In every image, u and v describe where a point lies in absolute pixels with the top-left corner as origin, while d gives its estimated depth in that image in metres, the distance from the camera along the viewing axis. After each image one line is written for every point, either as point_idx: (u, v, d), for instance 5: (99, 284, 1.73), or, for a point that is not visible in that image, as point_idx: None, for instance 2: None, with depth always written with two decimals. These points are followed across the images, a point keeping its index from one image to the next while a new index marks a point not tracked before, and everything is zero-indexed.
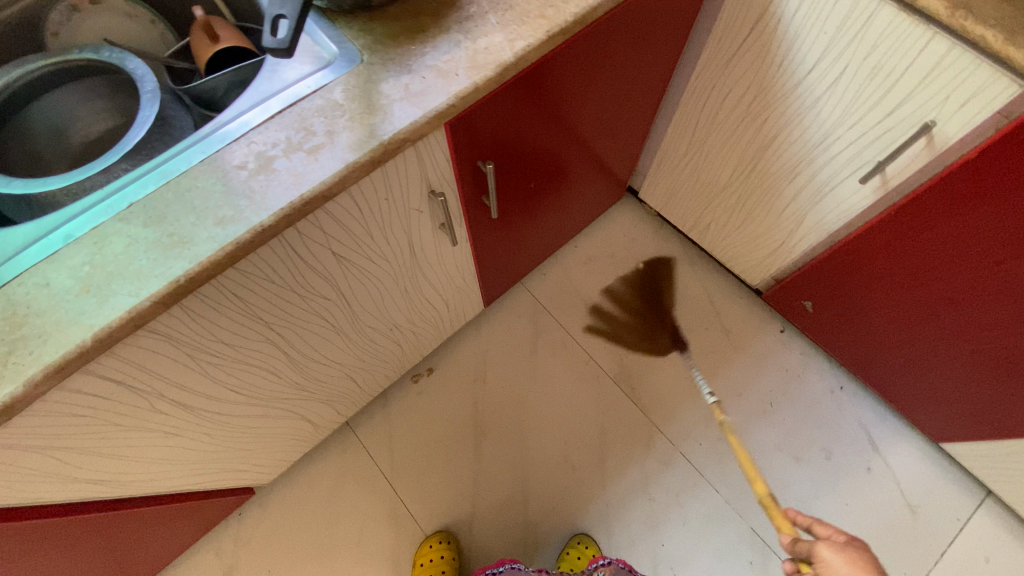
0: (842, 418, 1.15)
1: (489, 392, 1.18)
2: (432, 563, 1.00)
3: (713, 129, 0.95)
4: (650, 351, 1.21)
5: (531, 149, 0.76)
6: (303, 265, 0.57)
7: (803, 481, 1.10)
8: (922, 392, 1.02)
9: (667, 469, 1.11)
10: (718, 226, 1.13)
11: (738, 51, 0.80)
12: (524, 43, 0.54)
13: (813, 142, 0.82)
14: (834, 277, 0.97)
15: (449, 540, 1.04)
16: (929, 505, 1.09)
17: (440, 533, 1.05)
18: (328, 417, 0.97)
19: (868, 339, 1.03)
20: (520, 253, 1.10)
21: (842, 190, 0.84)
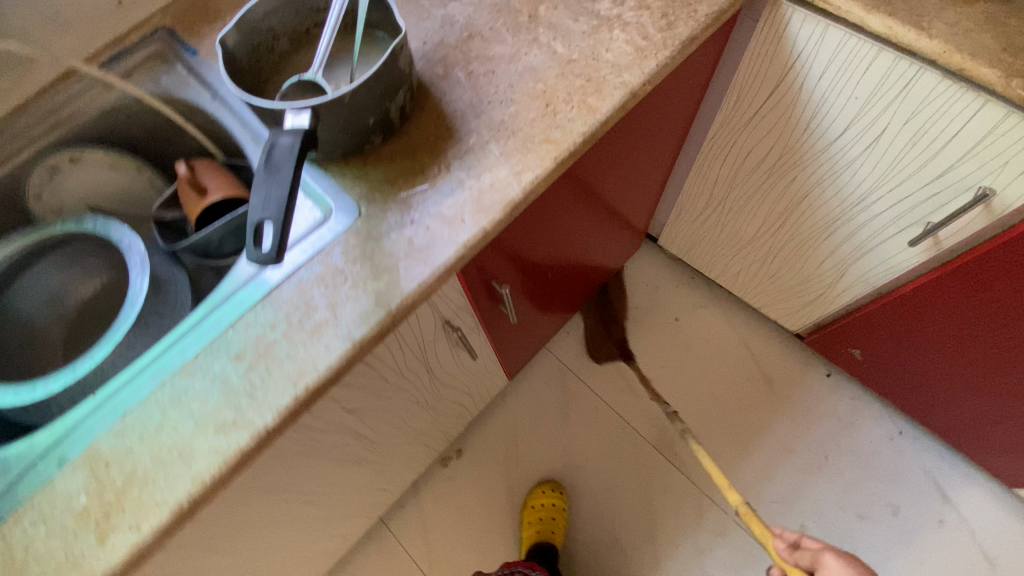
0: (904, 466, 1.07)
1: (524, 470, 1.13)
2: (545, 508, 1.05)
3: (734, 186, 0.89)
4: (687, 410, 1.15)
5: (547, 246, 0.71)
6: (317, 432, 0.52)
7: (871, 541, 1.03)
8: (992, 441, 0.94)
9: (721, 540, 1.05)
10: (748, 275, 1.07)
11: (757, 114, 0.74)
12: (532, 174, 0.50)
13: (850, 201, 0.75)
14: (884, 328, 0.90)
15: (560, 489, 1.09)
16: (1012, 557, 1.00)
17: (550, 482, 1.10)
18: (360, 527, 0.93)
19: (926, 387, 0.95)
20: (541, 325, 1.05)
21: (886, 248, 0.77)
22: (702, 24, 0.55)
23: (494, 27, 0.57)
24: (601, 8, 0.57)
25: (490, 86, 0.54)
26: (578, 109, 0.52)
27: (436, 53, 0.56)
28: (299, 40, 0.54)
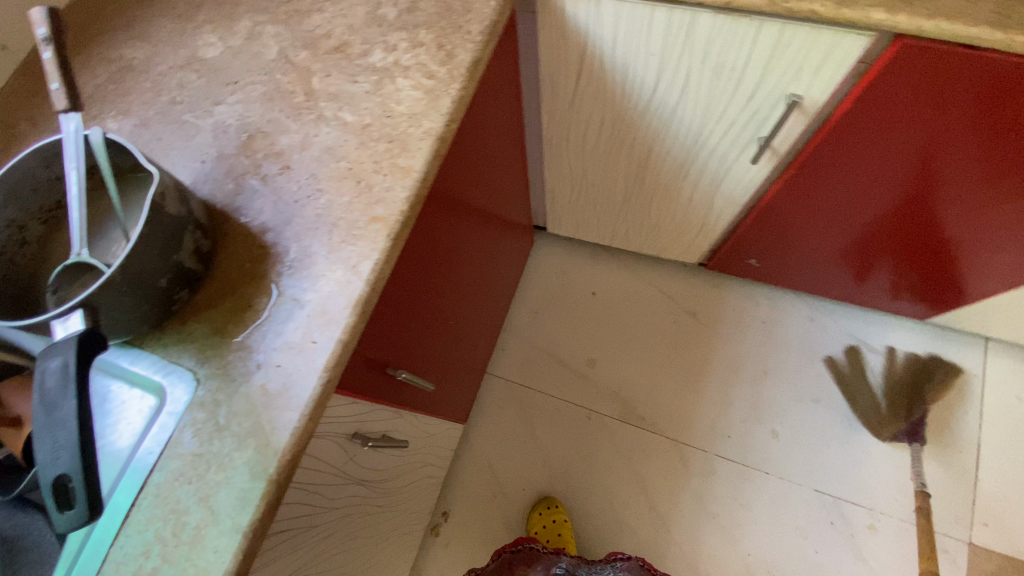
0: (834, 341, 1.13)
1: (514, 500, 1.12)
2: (548, 527, 1.03)
3: (587, 161, 0.90)
4: (635, 372, 1.17)
5: (432, 300, 0.67)
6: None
7: (833, 418, 1.09)
8: (891, 291, 1.02)
9: (713, 478, 1.07)
10: (635, 230, 1.10)
11: (576, 92, 0.74)
12: (371, 262, 0.45)
13: (689, 141, 0.78)
14: (764, 233, 0.96)
15: (554, 502, 1.07)
16: (947, 379, 1.09)
17: (544, 499, 1.08)
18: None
19: (821, 268, 1.02)
20: (470, 360, 1.02)
21: (735, 171, 0.81)
22: (481, 43, 0.53)
23: (271, 118, 0.52)
24: (375, 60, 0.53)
25: (290, 183, 0.49)
26: (391, 174, 0.48)
27: (219, 168, 0.51)
28: (53, 216, 0.47)
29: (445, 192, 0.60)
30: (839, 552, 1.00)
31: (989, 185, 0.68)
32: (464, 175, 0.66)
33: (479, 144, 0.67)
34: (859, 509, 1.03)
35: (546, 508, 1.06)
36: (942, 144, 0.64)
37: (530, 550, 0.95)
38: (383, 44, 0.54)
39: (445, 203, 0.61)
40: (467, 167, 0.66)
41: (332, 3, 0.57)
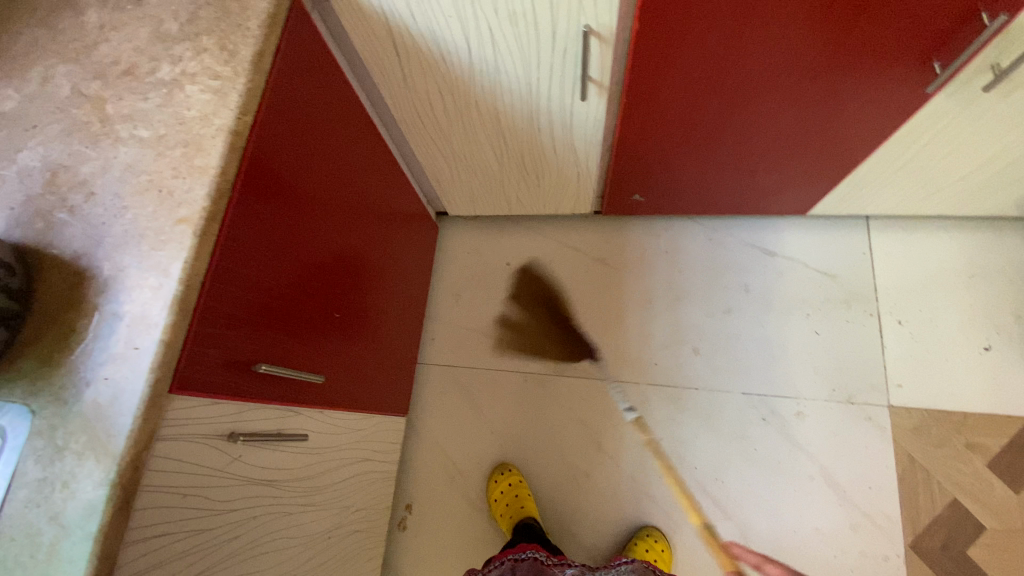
0: (734, 252, 1.19)
1: (471, 477, 1.13)
2: (506, 492, 1.06)
3: (448, 133, 0.93)
4: (561, 327, 1.21)
5: (304, 297, 0.68)
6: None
7: (747, 323, 1.14)
8: (767, 195, 1.08)
9: (649, 406, 1.12)
10: (524, 193, 1.13)
11: (403, 68, 0.76)
12: (181, 263, 0.47)
13: (525, 93, 0.81)
14: (633, 164, 1.00)
15: (510, 468, 1.10)
16: (839, 263, 1.15)
17: (500, 466, 1.11)
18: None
19: (698, 188, 1.07)
20: (391, 353, 1.04)
21: (578, 112, 0.84)
22: (259, 37, 0.55)
23: (71, 151, 0.53)
24: (163, 74, 0.55)
25: (96, 208, 0.50)
26: (189, 177, 0.50)
27: (27, 208, 0.51)
28: None
29: (284, 185, 0.61)
30: (776, 446, 1.06)
31: (800, 70, 0.73)
32: (310, 168, 0.68)
33: (318, 135, 0.69)
34: (786, 400, 1.08)
35: (503, 475, 1.09)
36: (742, 38, 0.68)
37: (535, 561, 0.90)
38: (169, 58, 0.56)
39: (290, 196, 0.63)
40: (311, 158, 0.67)
41: (113, 29, 0.58)
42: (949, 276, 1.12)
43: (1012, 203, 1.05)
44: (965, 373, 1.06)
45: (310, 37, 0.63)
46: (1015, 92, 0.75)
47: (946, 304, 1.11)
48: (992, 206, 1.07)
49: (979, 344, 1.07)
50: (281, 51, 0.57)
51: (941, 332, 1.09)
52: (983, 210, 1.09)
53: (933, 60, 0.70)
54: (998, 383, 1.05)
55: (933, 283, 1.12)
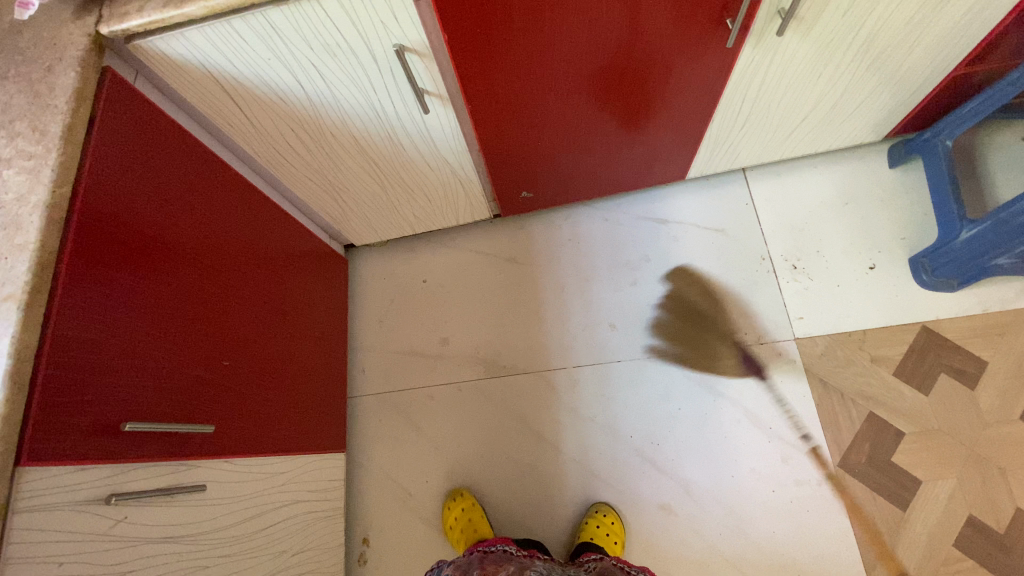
0: (630, 228, 1.25)
1: (422, 497, 1.14)
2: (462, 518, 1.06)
3: (320, 169, 0.96)
4: (484, 332, 1.23)
5: (180, 351, 0.69)
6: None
7: (653, 290, 1.21)
8: (643, 165, 1.14)
9: (578, 387, 1.16)
10: (418, 212, 1.16)
11: (247, 115, 0.79)
12: (9, 336, 0.49)
13: (374, 117, 0.84)
14: (507, 163, 1.04)
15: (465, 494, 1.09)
16: (726, 217, 1.23)
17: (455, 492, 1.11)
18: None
19: (578, 171, 1.13)
20: (314, 392, 1.04)
21: (432, 125, 0.88)
22: (68, 112, 0.57)
23: None
24: None
25: None
26: (10, 255, 0.52)
27: None
28: None
29: (135, 246, 0.63)
30: (700, 398, 1.11)
31: (612, 45, 0.79)
32: (168, 226, 0.70)
33: (171, 193, 0.71)
34: (702, 353, 1.14)
35: (460, 500, 1.08)
36: (545, 28, 0.73)
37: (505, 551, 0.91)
38: None
39: (145, 256, 0.65)
40: (166, 216, 0.70)
41: None
42: (827, 207, 1.20)
43: (862, 130, 1.14)
44: (859, 292, 1.13)
45: (138, 103, 0.66)
46: (810, 32, 0.83)
47: (830, 234, 1.18)
48: (847, 136, 1.15)
49: (865, 263, 1.14)
50: (97, 123, 0.60)
51: (830, 259, 1.16)
52: (842, 142, 1.18)
53: (724, 18, 0.76)
54: (889, 296, 1.11)
55: (814, 218, 1.20)
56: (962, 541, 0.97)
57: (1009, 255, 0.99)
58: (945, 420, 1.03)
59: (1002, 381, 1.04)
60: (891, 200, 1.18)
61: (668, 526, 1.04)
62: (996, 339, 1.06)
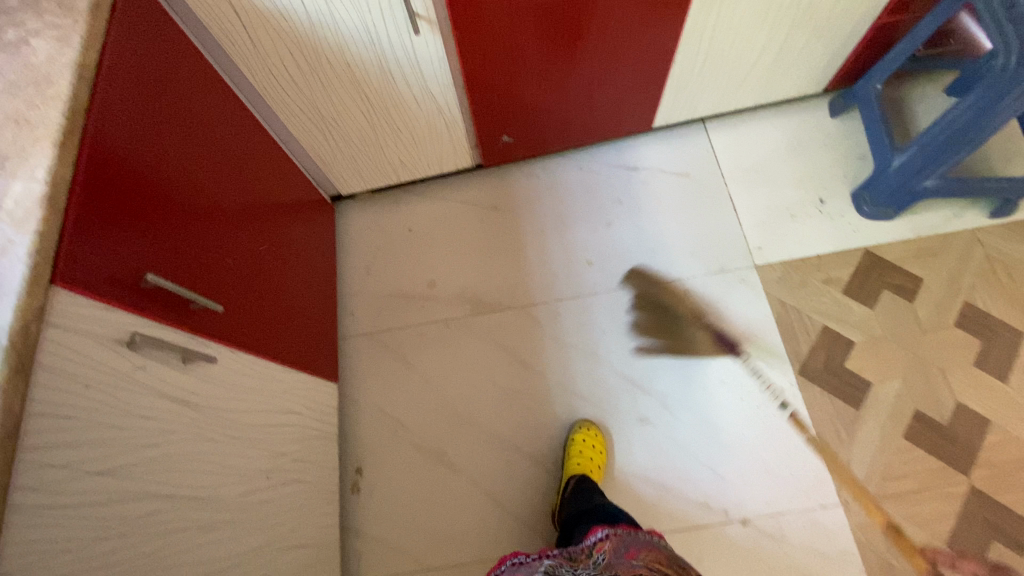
0: (603, 174, 1.35)
1: (412, 427, 1.17)
2: None
3: (312, 99, 1.01)
4: (469, 273, 1.29)
5: (186, 238, 0.73)
6: (66, 510, 0.50)
7: (626, 229, 1.30)
8: (613, 111, 1.24)
9: (560, 318, 1.23)
10: (403, 155, 1.22)
11: (248, 32, 0.85)
12: (45, 167, 0.53)
13: (366, 41, 0.91)
14: (490, 101, 1.12)
15: None
16: (690, 163, 1.34)
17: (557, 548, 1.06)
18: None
19: (554, 116, 1.21)
20: (305, 318, 1.08)
21: (422, 53, 0.95)
22: None
23: None
24: (7, 34, 0.60)
25: None
26: (44, 104, 0.55)
27: None
28: None
29: (147, 130, 0.68)
30: (671, 321, 1.20)
31: None
32: (175, 122, 0.74)
33: (177, 93, 0.76)
34: (673, 282, 1.23)
35: None
36: None
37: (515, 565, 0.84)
38: (12, 22, 0.61)
39: (155, 140, 0.69)
40: (173, 112, 0.74)
41: None
42: (779, 151, 1.32)
43: (806, 80, 1.27)
44: (810, 223, 1.24)
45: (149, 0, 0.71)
46: None
47: (783, 174, 1.30)
48: (794, 85, 1.28)
49: (814, 198, 1.26)
50: (117, 6, 0.65)
51: (784, 196, 1.28)
52: (788, 93, 1.31)
53: None
54: (837, 225, 1.23)
55: (768, 161, 1.32)
56: (911, 434, 1.06)
57: (934, 177, 1.11)
58: (890, 329, 1.14)
59: (936, 294, 1.16)
60: (834, 144, 1.31)
61: (647, 437, 1.11)
62: (929, 258, 1.19)
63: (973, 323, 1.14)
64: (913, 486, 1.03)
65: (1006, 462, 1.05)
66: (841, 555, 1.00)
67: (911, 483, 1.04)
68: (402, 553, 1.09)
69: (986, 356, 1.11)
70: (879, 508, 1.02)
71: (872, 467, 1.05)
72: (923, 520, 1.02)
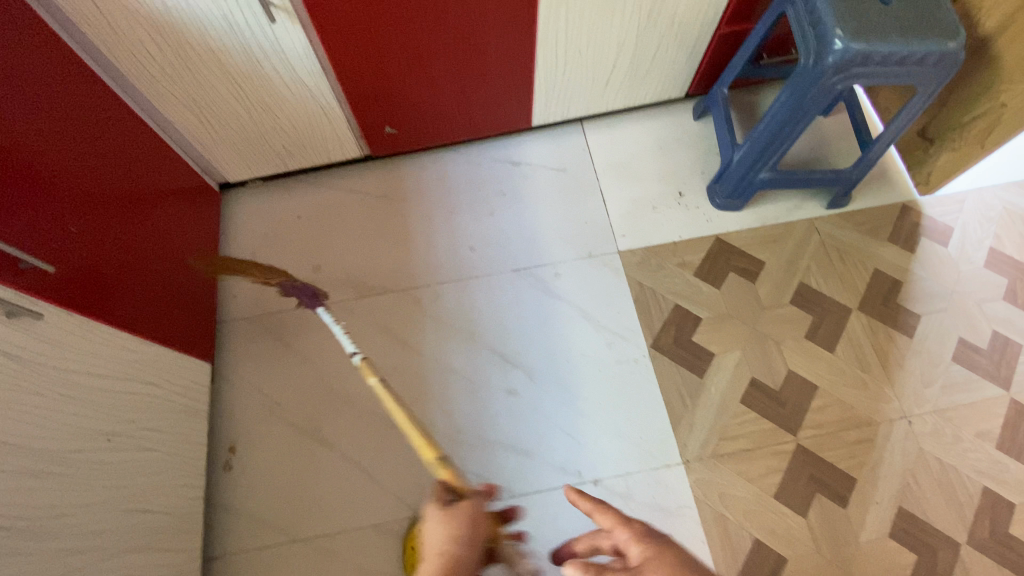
0: (487, 168, 1.44)
1: (288, 404, 1.20)
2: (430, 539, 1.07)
3: (183, 84, 1.06)
4: (353, 258, 1.34)
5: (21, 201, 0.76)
6: None
7: (506, 218, 1.38)
8: (490, 107, 1.34)
9: (439, 300, 1.30)
10: (287, 143, 1.28)
11: (104, 14, 0.90)
12: None
13: (227, 29, 0.97)
14: (366, 93, 1.20)
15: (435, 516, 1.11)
16: (567, 158, 1.45)
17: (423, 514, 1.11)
18: (149, 562, 0.92)
19: (432, 110, 1.30)
20: (174, 296, 1.11)
21: (285, 42, 1.02)
22: None
23: None
24: None
25: None
26: None
27: None
28: None
29: None
30: (541, 301, 1.29)
31: None
32: (15, 93, 0.79)
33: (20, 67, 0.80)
34: (545, 266, 1.32)
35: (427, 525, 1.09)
36: None
37: None
38: None
39: None
40: (14, 84, 0.78)
41: None
42: (647, 149, 1.44)
43: (667, 84, 1.41)
44: (669, 214, 1.36)
45: None
46: None
47: (649, 169, 1.42)
48: (657, 89, 1.41)
49: (674, 191, 1.39)
50: None
51: (649, 189, 1.39)
52: (655, 96, 1.44)
53: None
54: (692, 215, 1.36)
55: (637, 158, 1.44)
56: (747, 399, 1.17)
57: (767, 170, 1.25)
58: (733, 306, 1.26)
59: (775, 275, 1.29)
60: (694, 143, 1.45)
61: (513, 408, 1.19)
62: (770, 244, 1.32)
63: (806, 300, 1.26)
64: (746, 445, 1.14)
65: (830, 423, 1.16)
66: (680, 508, 1.10)
67: (745, 442, 1.14)
68: (268, 527, 1.11)
69: (816, 329, 1.23)
70: (715, 466, 1.12)
71: (711, 429, 1.15)
72: (754, 475, 1.12)
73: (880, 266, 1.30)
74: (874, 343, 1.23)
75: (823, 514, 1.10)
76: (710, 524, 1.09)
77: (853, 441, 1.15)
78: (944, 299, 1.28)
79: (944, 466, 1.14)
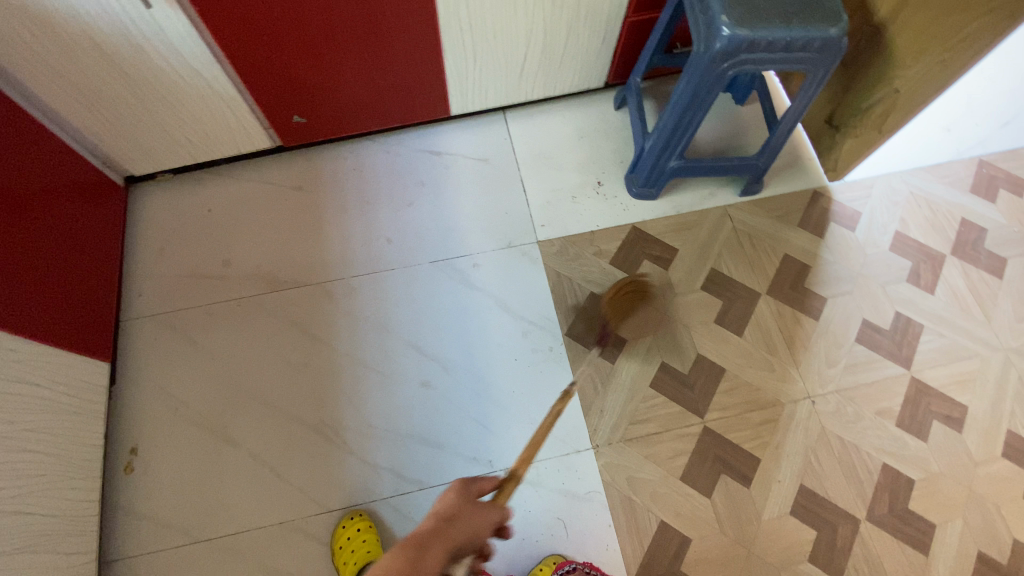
0: (407, 159, 1.42)
1: (194, 403, 1.17)
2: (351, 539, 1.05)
3: (68, 73, 1.02)
4: (266, 252, 1.31)
5: None
6: None
7: (424, 210, 1.37)
8: (403, 95, 1.32)
9: (354, 293, 1.28)
10: (193, 134, 1.24)
11: None
12: None
13: (106, 15, 0.93)
14: (268, 82, 1.17)
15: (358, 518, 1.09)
16: (488, 149, 1.44)
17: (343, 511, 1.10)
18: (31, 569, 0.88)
19: (343, 99, 1.27)
20: (67, 293, 1.07)
21: (169, 28, 0.98)
22: None
23: None
24: None
25: None
26: None
27: None
28: None
29: None
30: (457, 293, 1.28)
31: None
32: None
33: None
34: (462, 257, 1.31)
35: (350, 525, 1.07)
36: None
37: None
38: None
39: None
40: None
41: None
42: (567, 139, 1.45)
43: (584, 74, 1.41)
44: (587, 203, 1.37)
45: None
46: None
47: (568, 159, 1.42)
48: (575, 78, 1.41)
49: (592, 180, 1.40)
50: None
51: (567, 178, 1.40)
52: (574, 85, 1.45)
53: None
54: (609, 204, 1.37)
55: (556, 147, 1.44)
56: (656, 383, 1.19)
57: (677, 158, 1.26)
58: None
59: (688, 261, 1.31)
60: (614, 132, 1.46)
61: (426, 400, 1.18)
62: (684, 232, 1.34)
63: (718, 285, 1.29)
64: (655, 429, 1.15)
65: (737, 405, 1.18)
66: (589, 494, 1.11)
67: (653, 426, 1.15)
68: (169, 529, 1.08)
69: (725, 314, 1.26)
70: (623, 451, 1.14)
71: (621, 414, 1.16)
72: (662, 458, 1.13)
73: (790, 251, 1.33)
74: (782, 326, 1.26)
75: (727, 494, 1.12)
76: (618, 508, 1.10)
77: (758, 422, 1.18)
78: (850, 282, 1.31)
79: (845, 444, 1.18)
